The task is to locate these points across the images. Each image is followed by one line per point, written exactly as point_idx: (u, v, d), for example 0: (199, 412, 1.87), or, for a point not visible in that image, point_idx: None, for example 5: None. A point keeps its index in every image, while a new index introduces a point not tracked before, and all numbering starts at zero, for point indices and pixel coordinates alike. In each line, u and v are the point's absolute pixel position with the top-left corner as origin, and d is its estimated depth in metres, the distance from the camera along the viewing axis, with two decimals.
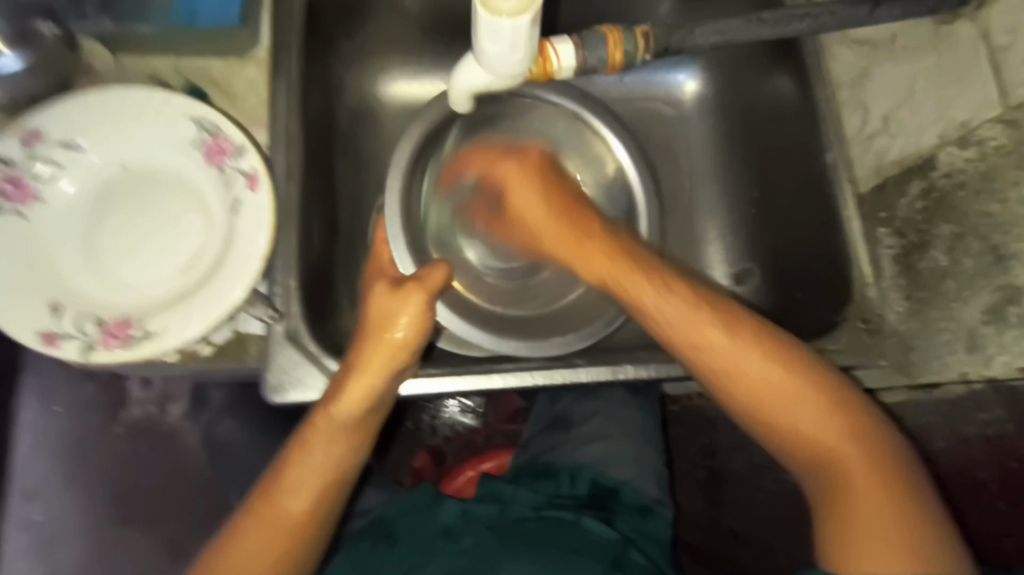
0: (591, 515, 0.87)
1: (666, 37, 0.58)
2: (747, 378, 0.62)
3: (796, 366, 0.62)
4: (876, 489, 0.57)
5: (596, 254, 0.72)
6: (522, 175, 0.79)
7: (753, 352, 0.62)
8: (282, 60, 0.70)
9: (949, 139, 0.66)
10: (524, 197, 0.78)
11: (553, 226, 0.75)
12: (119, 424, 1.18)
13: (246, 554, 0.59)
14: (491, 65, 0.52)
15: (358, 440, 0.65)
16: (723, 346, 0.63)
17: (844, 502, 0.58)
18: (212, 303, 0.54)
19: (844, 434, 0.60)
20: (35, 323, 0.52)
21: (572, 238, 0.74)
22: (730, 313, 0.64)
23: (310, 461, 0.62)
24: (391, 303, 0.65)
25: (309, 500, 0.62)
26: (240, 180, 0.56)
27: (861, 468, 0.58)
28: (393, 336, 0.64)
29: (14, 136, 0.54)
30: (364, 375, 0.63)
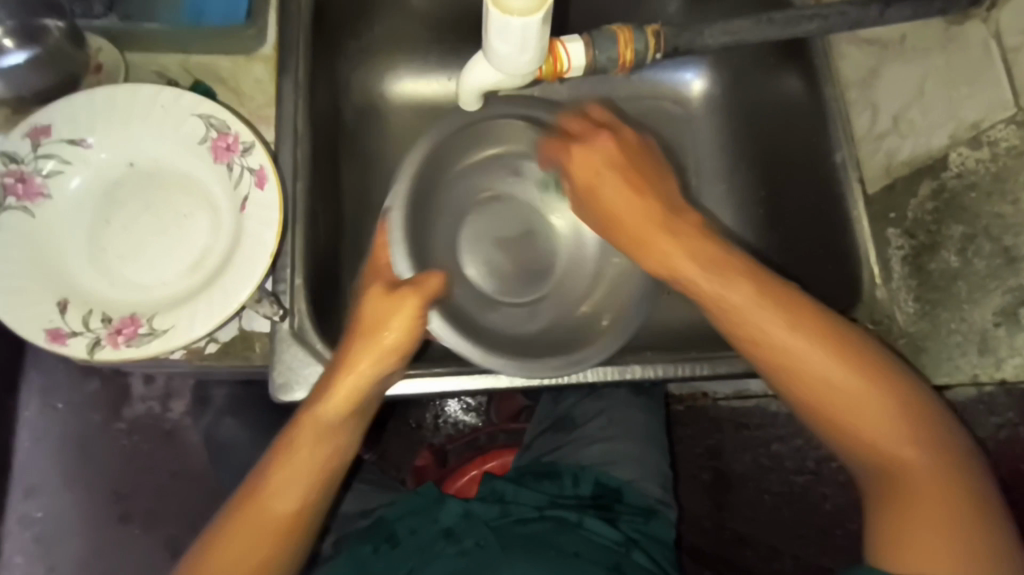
0: (595, 517, 0.88)
1: (676, 36, 0.58)
2: (821, 375, 0.57)
3: (868, 362, 0.57)
4: (934, 490, 0.53)
5: (687, 261, 0.63)
6: (603, 161, 0.68)
7: (799, 335, 0.58)
8: (289, 58, 0.70)
9: (960, 140, 0.65)
10: (608, 188, 0.67)
11: (630, 201, 0.66)
12: (122, 421, 1.18)
13: (228, 557, 0.58)
14: (501, 64, 0.52)
15: (345, 442, 0.63)
16: (771, 331, 0.59)
17: (902, 509, 0.53)
18: (219, 301, 0.53)
19: (917, 443, 0.55)
20: (42, 320, 0.51)
21: (653, 226, 0.65)
22: (728, 301, 0.61)
23: (295, 462, 0.61)
24: (379, 307, 0.64)
25: (292, 506, 0.60)
26: (248, 178, 0.56)
27: (928, 477, 0.54)
28: (383, 338, 0.63)
29: (22, 132, 0.54)
30: (349, 377, 0.62)
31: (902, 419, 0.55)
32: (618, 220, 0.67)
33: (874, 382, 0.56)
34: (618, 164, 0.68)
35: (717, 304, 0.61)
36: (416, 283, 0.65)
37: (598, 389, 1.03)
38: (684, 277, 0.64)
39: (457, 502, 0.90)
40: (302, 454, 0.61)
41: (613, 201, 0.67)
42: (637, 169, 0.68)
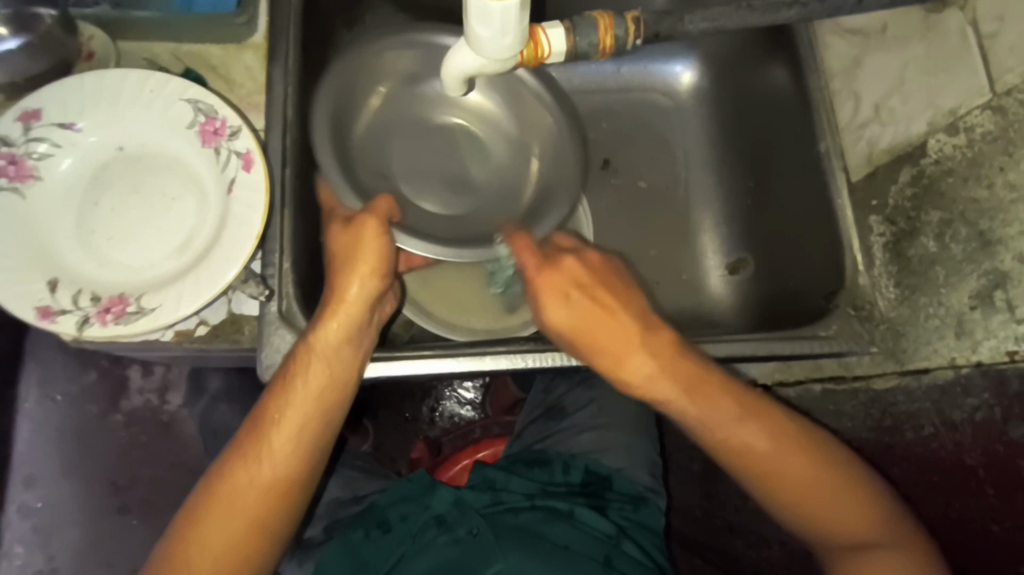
0: (585, 506, 0.88)
1: (657, 22, 0.59)
2: (741, 444, 0.62)
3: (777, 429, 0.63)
4: (881, 548, 0.60)
5: (640, 360, 0.64)
6: (575, 275, 0.68)
7: (731, 416, 0.62)
8: (279, 46, 0.71)
9: (938, 127, 0.66)
10: (557, 282, 0.68)
11: (598, 331, 0.65)
12: (120, 413, 1.20)
13: (239, 485, 0.59)
14: (483, 50, 0.53)
15: (345, 374, 0.64)
16: (706, 415, 0.63)
17: (853, 559, 0.60)
18: (205, 281, 0.55)
19: (846, 497, 0.62)
20: (32, 298, 0.53)
21: (616, 352, 0.65)
22: (660, 387, 0.64)
23: (297, 393, 0.62)
24: (346, 237, 0.66)
25: (297, 433, 0.61)
26: (235, 161, 0.57)
27: (861, 524, 0.61)
28: (361, 262, 0.65)
29: (12, 116, 0.55)
30: (337, 305, 0.64)
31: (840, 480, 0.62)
32: (591, 350, 0.66)
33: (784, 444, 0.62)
34: (565, 296, 0.67)
35: (652, 394, 0.64)
36: (374, 209, 0.67)
37: (588, 378, 1.04)
38: (655, 394, 0.64)
39: (448, 489, 0.90)
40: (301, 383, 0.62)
41: (576, 324, 0.66)
42: (598, 296, 0.67)
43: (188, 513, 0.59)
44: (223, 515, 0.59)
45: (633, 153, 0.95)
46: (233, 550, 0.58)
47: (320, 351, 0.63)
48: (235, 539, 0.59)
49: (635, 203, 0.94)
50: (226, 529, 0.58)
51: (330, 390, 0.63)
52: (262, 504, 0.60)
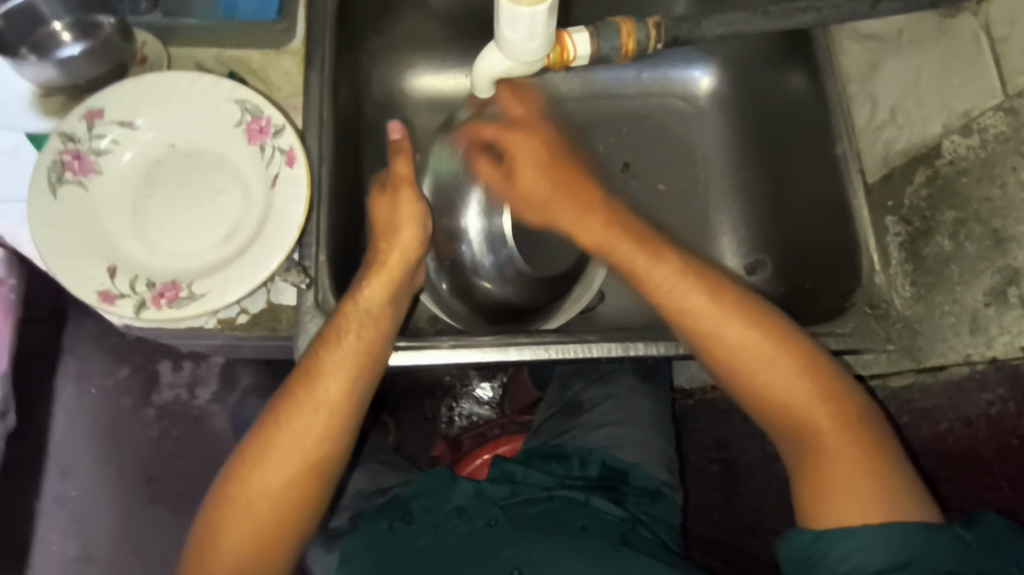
0: (601, 497, 0.91)
1: (676, 27, 0.62)
2: (745, 357, 0.64)
3: (787, 343, 0.64)
4: (845, 445, 0.61)
5: (595, 222, 0.72)
6: (535, 152, 0.75)
7: (718, 308, 0.65)
8: (316, 51, 0.75)
9: (952, 128, 0.68)
10: (520, 154, 0.75)
11: (555, 196, 0.73)
12: (151, 407, 1.24)
13: (294, 428, 0.64)
14: (510, 51, 0.56)
15: (386, 328, 0.69)
16: (691, 305, 0.66)
17: (819, 463, 0.61)
18: (251, 269, 0.58)
19: (829, 408, 0.62)
20: (94, 283, 0.57)
21: (573, 212, 0.72)
22: (655, 275, 0.68)
23: (345, 345, 0.66)
24: (388, 203, 0.73)
25: (342, 384, 0.66)
26: (279, 157, 0.61)
27: (837, 432, 0.61)
28: (399, 237, 0.72)
29: (79, 115, 0.60)
30: (380, 268, 0.70)
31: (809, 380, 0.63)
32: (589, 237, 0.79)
33: (782, 353, 0.64)
34: (539, 165, 0.74)
35: (646, 275, 0.68)
36: (399, 176, 0.73)
37: (606, 376, 1.07)
38: (614, 252, 0.71)
39: (470, 482, 0.93)
40: (348, 338, 0.66)
41: (534, 189, 0.74)
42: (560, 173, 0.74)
43: (251, 451, 0.64)
44: (282, 452, 0.64)
45: (650, 156, 0.98)
46: (292, 485, 0.64)
47: (367, 308, 0.68)
48: (292, 479, 0.64)
49: (655, 205, 0.96)
50: (285, 465, 0.64)
51: (374, 341, 0.68)
52: (316, 445, 0.65)
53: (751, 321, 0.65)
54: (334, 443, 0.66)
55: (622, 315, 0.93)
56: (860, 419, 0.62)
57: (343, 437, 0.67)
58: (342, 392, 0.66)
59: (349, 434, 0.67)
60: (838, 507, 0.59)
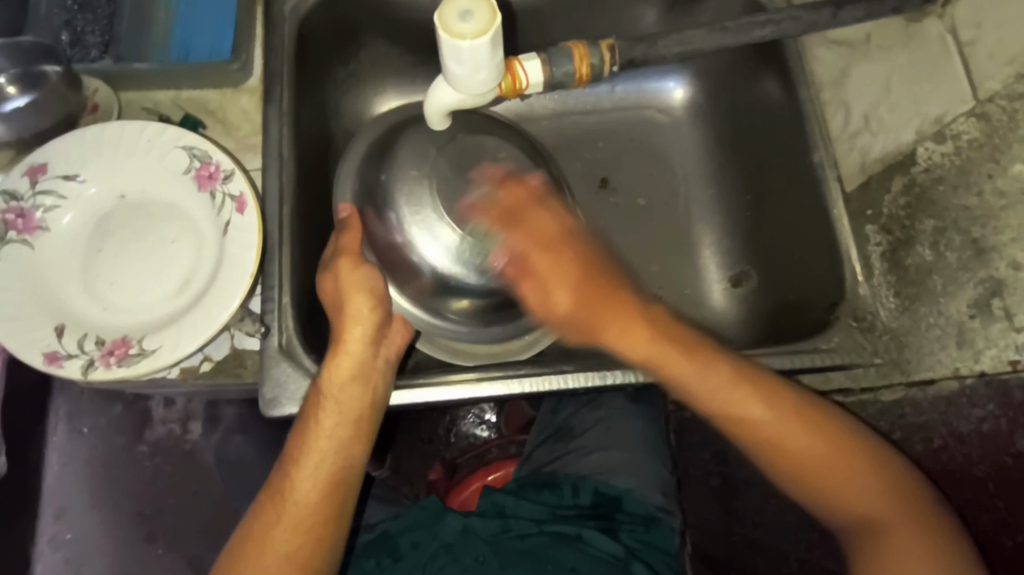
0: (594, 529, 0.88)
1: (631, 49, 0.61)
2: (806, 453, 0.60)
3: (833, 430, 0.61)
4: (910, 530, 0.58)
5: (718, 376, 0.62)
6: (571, 269, 0.66)
7: (768, 409, 0.61)
8: (274, 89, 0.74)
9: (925, 135, 0.66)
10: (546, 270, 0.67)
11: (597, 305, 0.65)
12: (144, 443, 1.18)
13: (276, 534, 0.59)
14: (460, 85, 0.55)
15: (360, 416, 0.64)
16: (749, 409, 0.61)
17: (873, 541, 0.58)
18: (203, 321, 0.57)
19: (884, 492, 0.59)
20: (40, 344, 0.55)
21: (605, 292, 0.65)
22: (713, 384, 0.62)
23: (317, 438, 0.62)
24: (355, 278, 0.67)
25: (319, 478, 0.61)
26: (229, 204, 0.60)
27: (897, 519, 0.58)
28: (355, 311, 0.66)
29: (20, 171, 0.59)
30: (338, 351, 0.65)
31: (866, 471, 0.59)
32: (593, 313, 0.65)
33: (836, 446, 0.60)
34: (572, 278, 0.65)
35: (683, 384, 0.63)
36: (344, 248, 0.70)
37: (596, 398, 1.04)
38: (675, 374, 0.63)
39: (457, 516, 0.91)
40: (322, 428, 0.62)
41: (578, 302, 0.65)
42: (602, 280, 0.65)
43: (234, 553, 0.60)
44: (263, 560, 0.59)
45: (628, 171, 0.96)
46: None
47: (337, 395, 0.64)
48: None
49: (632, 221, 0.94)
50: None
51: (347, 436, 0.63)
52: (302, 542, 0.60)
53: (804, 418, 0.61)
54: (317, 543, 0.60)
55: None
56: (922, 503, 0.59)
57: (321, 552, 0.61)
58: (314, 484, 0.61)
59: (337, 526, 0.62)
60: None
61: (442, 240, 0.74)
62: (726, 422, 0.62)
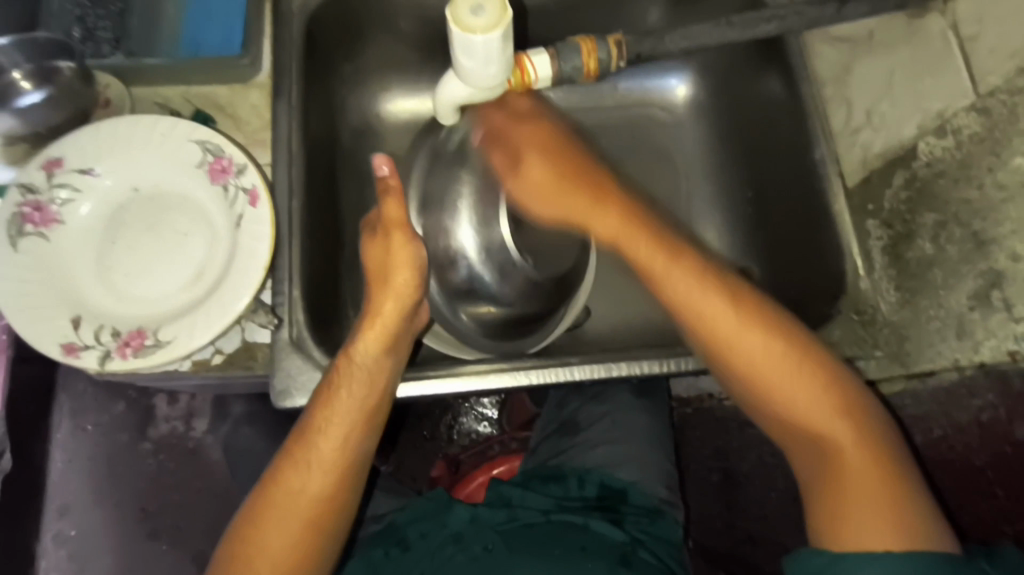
0: (600, 518, 0.88)
1: (637, 44, 0.63)
2: (771, 379, 0.60)
3: (817, 365, 0.61)
4: (865, 464, 0.57)
5: (709, 301, 0.63)
6: (542, 152, 0.70)
7: (751, 330, 0.61)
8: (283, 84, 0.75)
9: (927, 130, 0.67)
10: (526, 155, 0.71)
11: (585, 207, 0.68)
12: (148, 440, 1.19)
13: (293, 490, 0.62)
14: (469, 79, 0.56)
15: (384, 394, 0.66)
16: (735, 336, 0.61)
17: (832, 473, 0.58)
18: (218, 311, 0.58)
19: (851, 426, 0.59)
20: (57, 335, 0.56)
21: (652, 255, 0.65)
22: (695, 303, 0.63)
23: (340, 405, 0.64)
24: (404, 251, 0.69)
25: (341, 442, 0.63)
26: (242, 197, 0.61)
27: (858, 452, 0.58)
28: (394, 282, 0.68)
29: (37, 164, 0.60)
30: (372, 320, 0.67)
31: (834, 405, 0.59)
32: (562, 208, 0.69)
33: (807, 371, 0.60)
34: (551, 174, 0.69)
35: (677, 299, 0.63)
36: (388, 220, 0.69)
37: (601, 393, 1.04)
38: (686, 304, 0.63)
39: (464, 508, 0.91)
40: (346, 394, 0.64)
41: (553, 199, 0.69)
42: (585, 177, 0.69)
43: (250, 513, 0.62)
44: (281, 515, 0.61)
45: (630, 167, 0.96)
46: (293, 552, 0.61)
47: (366, 368, 0.65)
48: (298, 541, 0.61)
49: None
50: (286, 528, 0.61)
51: (367, 405, 0.65)
52: (316, 509, 0.62)
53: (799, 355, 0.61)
54: (328, 512, 0.63)
55: (610, 331, 0.89)
56: (883, 439, 0.59)
57: (335, 511, 0.63)
58: (337, 456, 0.63)
59: (347, 499, 0.64)
60: (854, 526, 0.55)
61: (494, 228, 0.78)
62: (702, 333, 0.63)
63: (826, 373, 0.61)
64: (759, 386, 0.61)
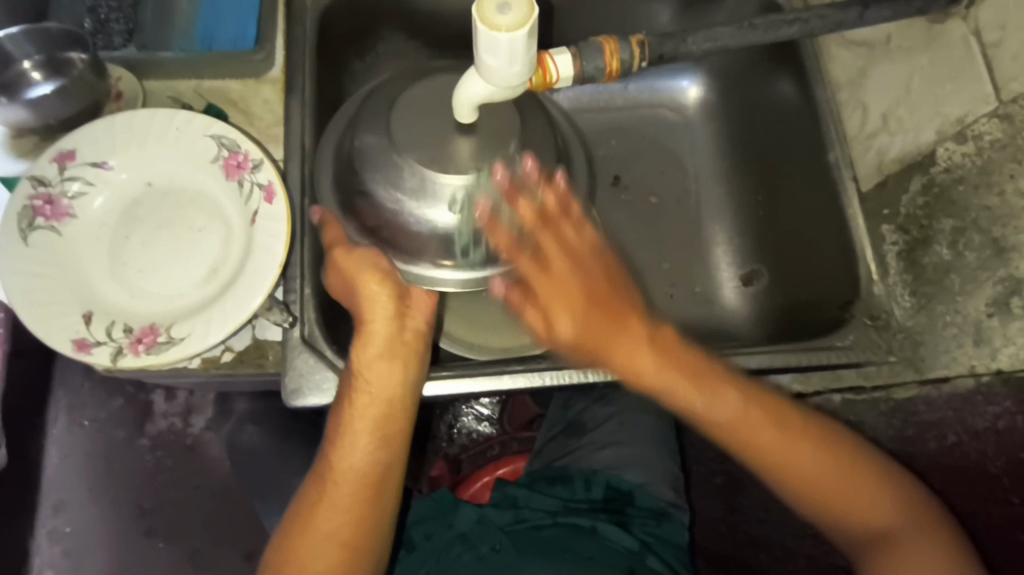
0: (607, 522, 0.87)
1: (660, 44, 0.63)
2: (816, 477, 0.62)
3: (848, 454, 0.63)
4: (922, 548, 0.61)
5: (726, 399, 0.62)
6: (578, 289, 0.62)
7: (789, 441, 0.62)
8: (296, 79, 0.74)
9: (946, 135, 0.67)
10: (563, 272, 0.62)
11: (610, 334, 0.61)
12: (145, 436, 1.16)
13: (331, 522, 0.60)
14: (491, 76, 0.54)
15: (394, 410, 0.62)
16: (765, 440, 0.62)
17: (889, 555, 0.61)
18: (232, 309, 0.57)
19: (900, 512, 0.62)
20: (68, 331, 0.55)
21: (682, 378, 0.61)
22: (710, 406, 0.62)
23: (356, 422, 0.61)
24: (354, 261, 0.63)
25: (367, 460, 0.61)
26: (257, 193, 0.61)
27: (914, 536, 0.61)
28: (371, 291, 0.62)
29: (49, 157, 0.59)
30: (361, 332, 0.62)
31: (881, 493, 0.62)
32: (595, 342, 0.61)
33: (851, 465, 0.63)
34: (579, 305, 0.61)
35: (698, 410, 0.62)
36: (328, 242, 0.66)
37: (606, 394, 1.04)
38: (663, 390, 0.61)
39: (471, 508, 0.90)
40: (363, 411, 0.61)
41: (585, 331, 0.61)
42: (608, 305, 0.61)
43: (286, 537, 0.61)
44: (319, 545, 0.60)
45: (640, 167, 0.95)
46: None
47: (369, 382, 0.61)
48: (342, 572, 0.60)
49: (646, 218, 0.93)
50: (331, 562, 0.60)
51: (382, 418, 0.62)
52: (343, 529, 0.60)
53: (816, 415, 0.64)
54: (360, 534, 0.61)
55: None
56: (931, 517, 0.63)
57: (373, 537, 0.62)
58: (354, 478, 0.61)
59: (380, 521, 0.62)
60: None
61: (444, 196, 0.68)
62: (731, 441, 0.63)
63: (866, 465, 0.63)
64: (805, 484, 0.63)
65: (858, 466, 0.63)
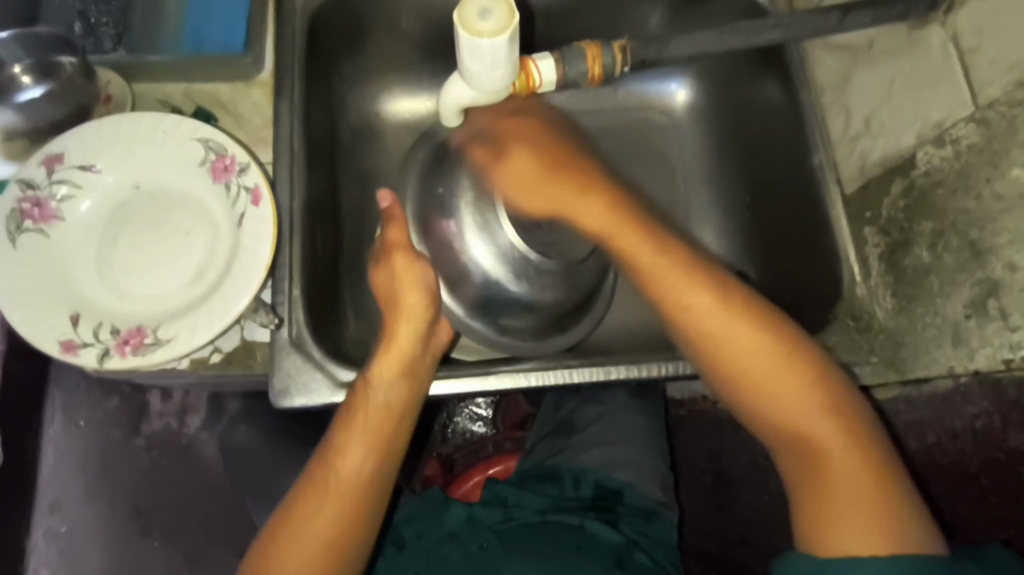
0: (596, 519, 0.87)
1: (643, 49, 0.64)
2: (760, 375, 0.60)
3: (801, 368, 0.60)
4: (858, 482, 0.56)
5: (699, 294, 0.62)
6: None
7: (747, 336, 0.61)
8: (285, 83, 0.74)
9: (926, 139, 0.68)
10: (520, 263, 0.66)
11: None
12: (141, 435, 1.17)
13: (316, 516, 0.61)
14: (475, 81, 0.56)
15: (403, 414, 0.65)
16: (725, 338, 0.61)
17: (819, 476, 0.58)
18: (219, 310, 0.58)
19: (844, 437, 0.58)
20: (56, 332, 0.56)
21: (659, 256, 0.64)
22: (693, 308, 0.62)
23: (361, 428, 0.63)
24: (405, 277, 0.68)
25: (362, 465, 0.62)
26: (244, 196, 0.61)
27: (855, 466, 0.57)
28: (406, 314, 0.67)
29: (37, 160, 0.60)
30: (387, 350, 0.65)
31: (830, 415, 0.59)
32: None
33: (798, 378, 0.60)
34: None
35: (676, 292, 0.63)
36: (389, 241, 0.70)
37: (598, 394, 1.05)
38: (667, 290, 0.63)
39: (461, 506, 0.91)
40: (368, 418, 0.63)
41: None
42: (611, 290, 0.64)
43: (271, 536, 0.61)
44: (302, 538, 0.60)
45: (629, 170, 0.96)
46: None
47: (383, 391, 0.64)
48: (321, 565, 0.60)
49: None
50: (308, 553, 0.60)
51: (390, 426, 0.64)
52: (336, 533, 0.61)
53: (793, 356, 0.60)
54: (350, 528, 0.62)
55: (609, 335, 0.90)
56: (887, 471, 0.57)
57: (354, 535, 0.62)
58: (354, 478, 0.62)
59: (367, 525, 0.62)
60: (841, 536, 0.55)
61: (495, 242, 0.76)
62: (687, 322, 0.62)
63: (823, 392, 0.60)
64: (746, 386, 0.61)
65: (814, 388, 0.60)
